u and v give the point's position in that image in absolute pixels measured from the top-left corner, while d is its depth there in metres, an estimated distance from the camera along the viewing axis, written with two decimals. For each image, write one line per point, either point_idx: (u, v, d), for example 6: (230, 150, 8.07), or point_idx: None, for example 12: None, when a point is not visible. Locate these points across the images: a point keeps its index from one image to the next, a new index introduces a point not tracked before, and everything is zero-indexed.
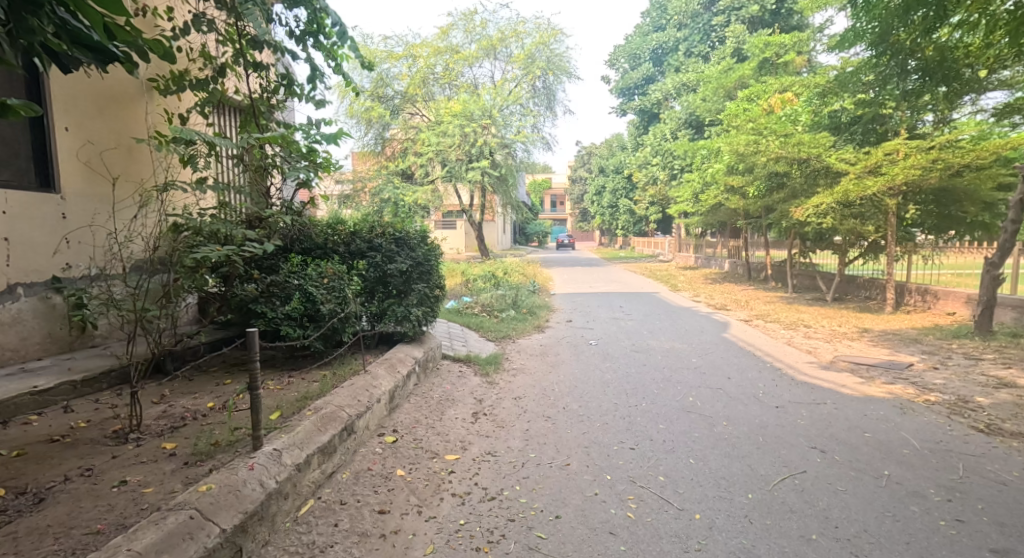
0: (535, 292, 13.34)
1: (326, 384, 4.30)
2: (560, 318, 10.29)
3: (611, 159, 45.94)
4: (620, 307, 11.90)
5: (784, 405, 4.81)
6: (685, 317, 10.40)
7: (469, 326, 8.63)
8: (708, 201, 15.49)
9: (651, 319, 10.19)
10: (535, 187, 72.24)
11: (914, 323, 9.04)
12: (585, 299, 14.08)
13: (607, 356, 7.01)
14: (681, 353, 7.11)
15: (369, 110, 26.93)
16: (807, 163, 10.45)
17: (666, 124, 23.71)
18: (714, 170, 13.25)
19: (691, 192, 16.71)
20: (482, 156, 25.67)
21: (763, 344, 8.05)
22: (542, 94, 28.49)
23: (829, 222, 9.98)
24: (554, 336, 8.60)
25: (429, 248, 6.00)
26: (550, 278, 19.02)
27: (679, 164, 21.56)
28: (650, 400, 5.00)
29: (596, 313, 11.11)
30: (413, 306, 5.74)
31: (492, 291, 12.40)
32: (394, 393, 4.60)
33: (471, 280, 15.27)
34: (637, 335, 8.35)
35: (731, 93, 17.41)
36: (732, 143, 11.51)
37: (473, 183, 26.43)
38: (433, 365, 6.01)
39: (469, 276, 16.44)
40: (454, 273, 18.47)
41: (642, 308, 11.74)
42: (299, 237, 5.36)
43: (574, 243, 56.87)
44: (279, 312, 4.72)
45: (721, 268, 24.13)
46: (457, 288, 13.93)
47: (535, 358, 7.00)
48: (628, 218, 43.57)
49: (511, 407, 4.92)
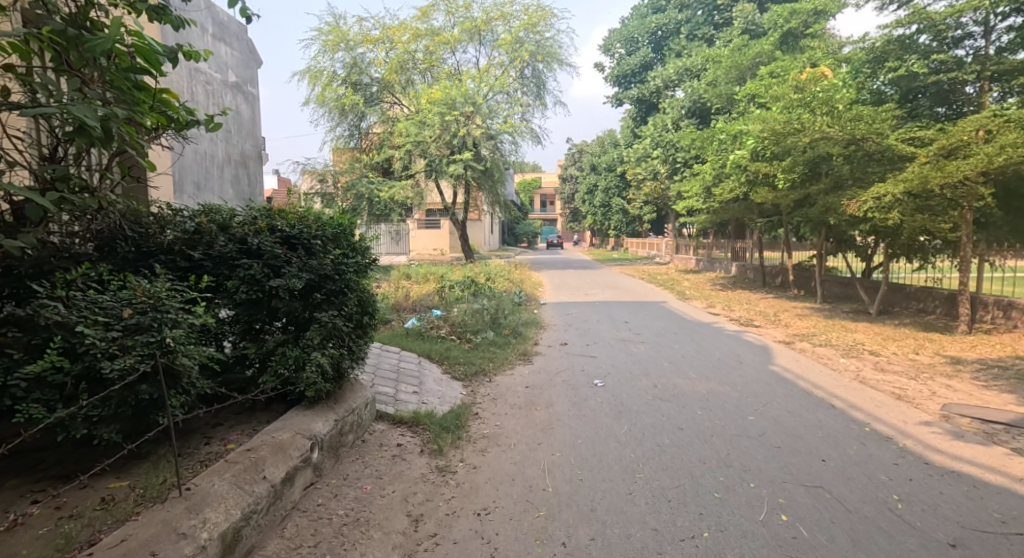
0: (521, 303, 11.23)
1: (77, 541, 2.10)
2: (552, 340, 8.11)
3: (603, 156, 43.95)
4: (625, 322, 9.80)
5: (961, 540, 2.68)
6: (711, 338, 8.26)
7: (430, 357, 6.43)
8: (722, 195, 13.42)
9: (670, 341, 8.03)
10: (524, 187, 70.43)
11: (1012, 349, 6.95)
12: (582, 310, 11.94)
13: (620, 411, 4.81)
14: (726, 405, 4.89)
15: (341, 98, 24.71)
16: (860, 145, 8.32)
17: (667, 113, 21.68)
18: (736, 158, 11.15)
19: (701, 185, 14.63)
20: (465, 148, 23.73)
21: (829, 382, 5.90)
22: (532, 82, 26.32)
23: (895, 218, 7.74)
24: (544, 369, 6.39)
25: (345, 253, 3.82)
26: (539, 284, 16.87)
27: (683, 157, 19.51)
28: (713, 525, 2.87)
29: (599, 330, 8.96)
30: (315, 348, 3.50)
31: (470, 303, 10.23)
32: (239, 535, 2.43)
33: (446, 287, 13.12)
34: (658, 371, 6.16)
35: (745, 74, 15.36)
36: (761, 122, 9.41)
37: (455, 178, 24.26)
38: (353, 439, 3.82)
39: (447, 282, 14.26)
40: (430, 279, 16.32)
41: (654, 323, 9.66)
42: (120, 235, 3.25)
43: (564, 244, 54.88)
44: (21, 375, 2.41)
45: (725, 271, 22.13)
46: (428, 297, 11.75)
47: (516, 413, 4.81)
48: (621, 218, 41.58)
49: (467, 546, 2.74)
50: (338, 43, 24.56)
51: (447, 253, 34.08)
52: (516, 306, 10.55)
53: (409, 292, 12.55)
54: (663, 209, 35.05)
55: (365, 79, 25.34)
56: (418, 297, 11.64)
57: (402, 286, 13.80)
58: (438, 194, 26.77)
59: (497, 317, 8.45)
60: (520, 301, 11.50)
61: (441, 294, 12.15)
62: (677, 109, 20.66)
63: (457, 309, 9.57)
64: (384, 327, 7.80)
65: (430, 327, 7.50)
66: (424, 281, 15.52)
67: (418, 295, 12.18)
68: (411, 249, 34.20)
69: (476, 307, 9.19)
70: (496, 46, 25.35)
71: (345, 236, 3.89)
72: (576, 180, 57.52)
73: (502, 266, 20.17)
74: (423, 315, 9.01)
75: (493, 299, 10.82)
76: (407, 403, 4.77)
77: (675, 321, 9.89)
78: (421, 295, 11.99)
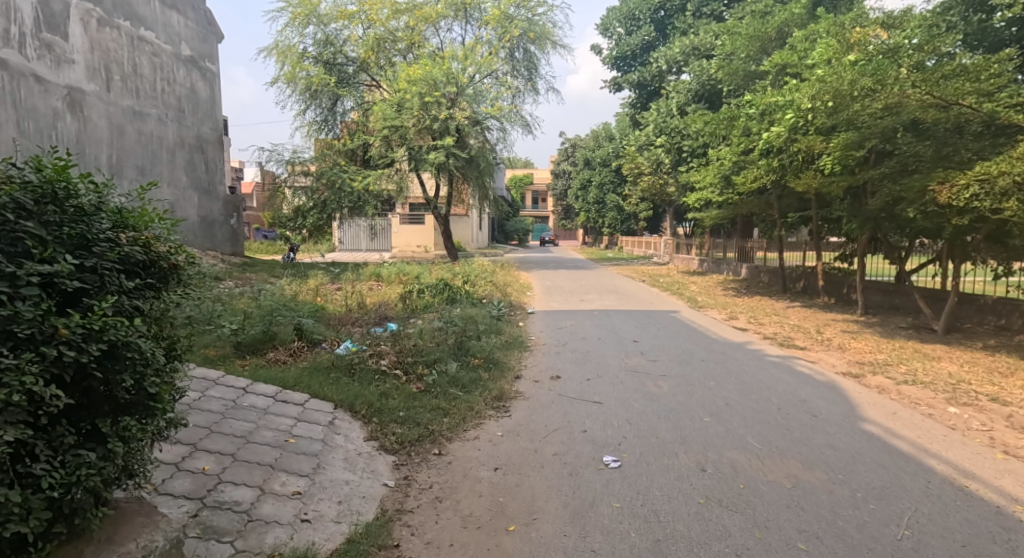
0: (503, 316, 9.14)
1: None
2: (542, 373, 6.00)
3: (598, 150, 41.95)
4: (635, 341, 7.74)
5: None
6: (751, 368, 6.20)
7: (355, 410, 4.25)
8: (743, 185, 11.39)
9: (699, 373, 5.97)
10: (515, 183, 68.18)
11: None
12: (581, 322, 9.92)
13: (656, 543, 2.70)
14: (841, 529, 2.79)
15: (312, 77, 22.48)
16: (952, 108, 6.17)
17: (671, 97, 19.64)
18: (769, 138, 9.09)
19: (717, 175, 12.59)
20: (447, 134, 21.69)
21: (969, 453, 3.82)
22: (523, 64, 24.20)
23: (1013, 207, 5.56)
24: (527, 429, 4.27)
25: (45, 257, 2.02)
26: (525, 287, 14.76)
27: (690, 145, 17.47)
28: None
29: (604, 356, 6.87)
30: None
31: (436, 317, 8.09)
32: None
33: (417, 293, 11.03)
34: (700, 437, 4.05)
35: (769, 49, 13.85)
36: (820, 83, 7.30)
37: (437, 168, 22.13)
38: None
39: (417, 285, 12.08)
40: (402, 281, 14.11)
41: (671, 343, 7.64)
42: None
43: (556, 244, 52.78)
44: None
45: (734, 274, 20.12)
46: (388, 307, 9.58)
47: (469, 546, 2.68)
48: (616, 215, 39.67)
49: None
50: (308, 17, 22.27)
51: (431, 249, 32.08)
52: (495, 318, 8.47)
53: (371, 299, 10.50)
54: (661, 205, 33.04)
55: (342, 59, 23.22)
56: (378, 307, 9.52)
57: (366, 291, 11.72)
58: (420, 186, 24.66)
59: (466, 340, 6.35)
60: (502, 312, 9.43)
61: (407, 302, 10.06)
62: (684, 93, 18.64)
63: (419, 327, 7.47)
64: (309, 354, 5.69)
65: (368, 355, 5.39)
66: (392, 284, 13.30)
67: (380, 303, 10.07)
68: (394, 245, 32.64)
69: (442, 324, 7.11)
70: (483, 23, 23.15)
71: (54, 218, 2.10)
72: (569, 175, 55.52)
73: (486, 265, 18.12)
74: (373, 335, 6.90)
75: (467, 312, 8.72)
76: (272, 528, 2.62)
77: (696, 340, 7.85)
78: (382, 305, 9.88)
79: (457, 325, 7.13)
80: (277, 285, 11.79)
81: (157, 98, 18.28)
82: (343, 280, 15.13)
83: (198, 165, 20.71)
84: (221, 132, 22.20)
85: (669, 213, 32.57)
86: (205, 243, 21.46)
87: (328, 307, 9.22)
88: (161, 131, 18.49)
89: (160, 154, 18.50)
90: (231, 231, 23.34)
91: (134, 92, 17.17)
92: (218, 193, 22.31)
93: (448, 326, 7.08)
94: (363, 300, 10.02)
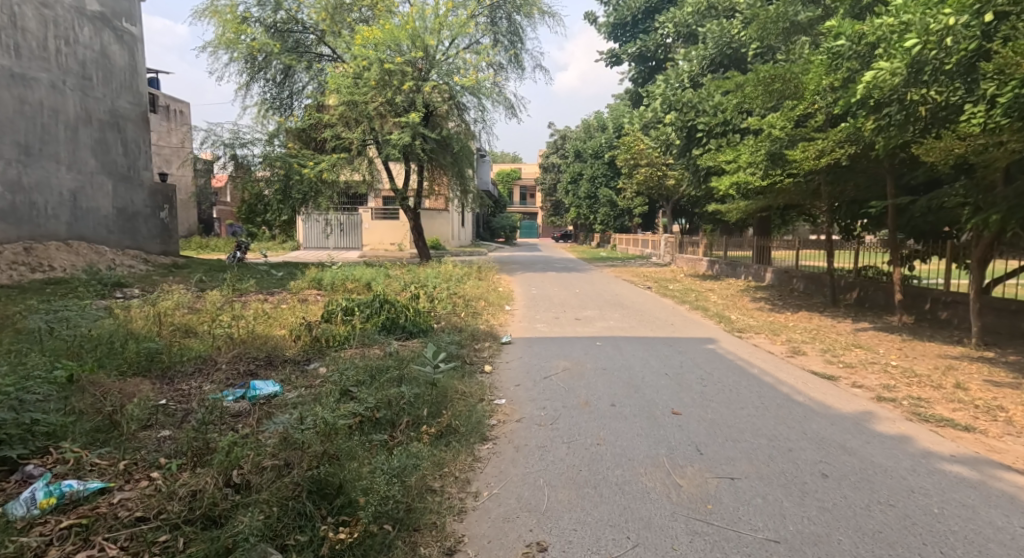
0: (456, 364, 5.82)
1: None
2: (509, 537, 2.75)
3: (590, 140, 38.90)
4: (673, 416, 4.53)
5: None
6: (941, 508, 3.00)
7: None
8: (802, 164, 8.27)
9: (847, 534, 2.77)
10: (502, 177, 65.01)
11: None
12: (576, 358, 6.69)
13: None
14: None
15: (256, 43, 19.03)
16: None
17: (680, 65, 16.54)
18: (865, 86, 5.95)
19: (758, 153, 9.46)
20: (413, 109, 18.42)
21: None
22: (506, 31, 20.90)
23: None
24: None
25: None
26: (503, 299, 11.60)
27: (706, 122, 14.36)
28: None
29: (630, 461, 3.67)
30: None
31: (341, 373, 4.90)
32: None
33: (343, 318, 7.68)
34: None
35: (813, 18, 11.87)
36: None
37: (404, 151, 18.89)
38: None
39: (353, 300, 8.90)
40: (344, 293, 10.91)
41: (736, 420, 4.44)
42: None
43: (546, 246, 48.93)
44: None
45: (753, 279, 17.07)
46: (289, 345, 6.39)
47: None
48: (608, 210, 36.65)
49: None
50: None
51: (406, 248, 28.77)
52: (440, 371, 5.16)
53: (270, 327, 7.12)
54: (659, 199, 29.98)
55: (296, 26, 19.84)
56: (268, 346, 6.17)
57: (277, 312, 8.36)
58: (387, 175, 21.32)
59: (349, 457, 3.06)
60: (456, 358, 6.11)
61: (319, 335, 6.69)
62: (699, 59, 15.49)
63: (292, 406, 4.14)
64: None
65: None
66: (326, 298, 10.10)
67: (278, 338, 6.70)
68: (365, 243, 29.31)
69: (325, 408, 3.81)
70: None
71: None
72: (559, 169, 52.49)
73: (457, 270, 14.98)
74: (185, 431, 3.56)
75: (396, 360, 5.42)
76: None
77: (773, 411, 4.64)
78: (280, 341, 6.50)
79: (353, 410, 3.81)
80: (153, 300, 8.42)
81: (50, 61, 14.92)
82: (272, 293, 11.80)
83: (113, 146, 17.35)
84: (146, 108, 18.90)
85: (668, 209, 29.54)
86: (125, 240, 17.99)
87: (185, 348, 5.84)
88: (56, 101, 15.10)
89: (56, 129, 15.09)
90: (163, 226, 19.87)
91: (12, 49, 13.81)
92: (144, 180, 18.88)
93: (336, 413, 3.75)
94: (255, 334, 6.67)
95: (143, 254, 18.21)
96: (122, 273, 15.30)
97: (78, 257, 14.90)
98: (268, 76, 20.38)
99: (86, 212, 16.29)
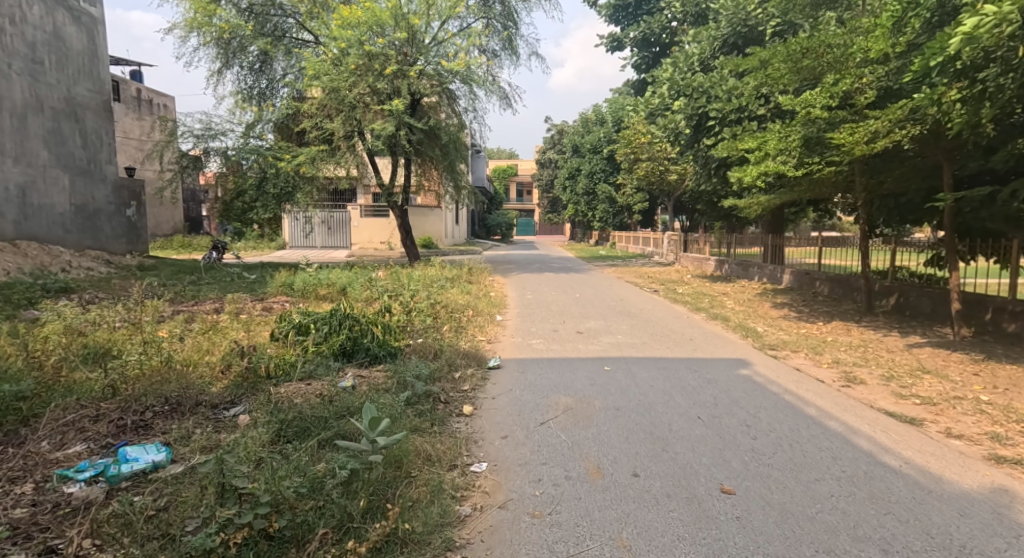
0: (420, 412, 4.38)
1: None
2: None
3: (588, 134, 37.56)
4: (725, 499, 3.16)
5: None
6: None
7: None
8: (848, 148, 6.91)
9: None
10: (498, 174, 63.65)
11: None
12: (580, 392, 5.27)
13: None
14: None
15: (229, 25, 17.58)
16: None
17: (688, 47, 15.17)
18: (954, 40, 4.60)
19: (789, 139, 8.11)
20: (398, 96, 16.99)
21: None
22: (499, 14, 19.46)
23: None
24: None
25: None
26: (494, 306, 10.23)
27: (719, 108, 12.99)
28: None
29: None
30: None
31: (262, 430, 3.65)
32: None
33: (293, 340, 6.23)
34: None
35: None
36: None
37: (388, 142, 17.48)
38: None
39: (313, 312, 7.54)
40: (312, 303, 9.54)
41: (817, 505, 3.07)
42: None
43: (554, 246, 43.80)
44: None
45: (767, 281, 15.73)
46: (216, 378, 5.07)
47: None
48: (607, 207, 35.29)
49: None
50: None
51: (396, 247, 27.35)
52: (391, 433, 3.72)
53: (198, 350, 5.66)
54: (660, 195, 28.64)
55: (273, 8, 18.38)
56: (181, 380, 4.72)
57: (219, 330, 6.92)
58: (373, 170, 19.87)
59: None
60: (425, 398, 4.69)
61: (254, 365, 5.23)
62: (710, 39, 14.13)
63: (154, 504, 2.71)
64: None
65: None
66: (289, 309, 8.73)
67: (202, 368, 5.25)
68: (353, 242, 27.88)
69: (202, 515, 2.48)
70: None
71: None
72: (556, 164, 51.07)
73: (445, 272, 13.60)
74: None
75: (337, 412, 3.99)
76: None
77: (865, 488, 3.27)
78: (202, 375, 5.06)
79: (231, 521, 2.38)
80: (72, 314, 7.00)
81: None
82: (232, 302, 10.35)
83: (69, 137, 15.94)
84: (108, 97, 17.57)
85: (670, 205, 28.22)
86: (85, 240, 16.51)
87: (66, 385, 4.40)
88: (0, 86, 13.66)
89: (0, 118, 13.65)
90: (129, 224, 18.37)
91: None
92: (106, 174, 17.45)
93: (196, 541, 2.31)
94: (175, 363, 5.22)
95: (106, 254, 16.76)
96: (76, 276, 13.85)
97: (25, 259, 13.44)
98: (244, 62, 18.93)
99: (38, 208, 14.83)
